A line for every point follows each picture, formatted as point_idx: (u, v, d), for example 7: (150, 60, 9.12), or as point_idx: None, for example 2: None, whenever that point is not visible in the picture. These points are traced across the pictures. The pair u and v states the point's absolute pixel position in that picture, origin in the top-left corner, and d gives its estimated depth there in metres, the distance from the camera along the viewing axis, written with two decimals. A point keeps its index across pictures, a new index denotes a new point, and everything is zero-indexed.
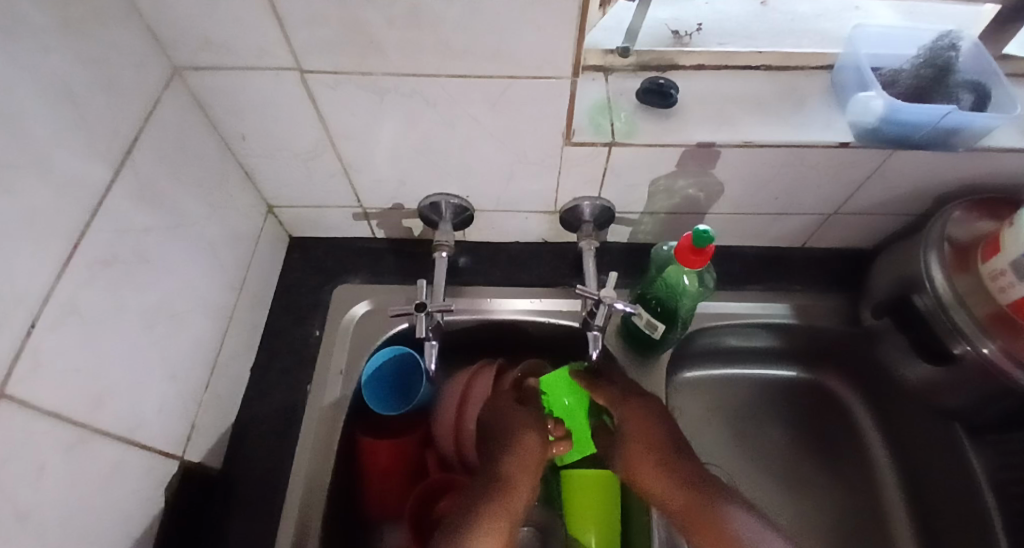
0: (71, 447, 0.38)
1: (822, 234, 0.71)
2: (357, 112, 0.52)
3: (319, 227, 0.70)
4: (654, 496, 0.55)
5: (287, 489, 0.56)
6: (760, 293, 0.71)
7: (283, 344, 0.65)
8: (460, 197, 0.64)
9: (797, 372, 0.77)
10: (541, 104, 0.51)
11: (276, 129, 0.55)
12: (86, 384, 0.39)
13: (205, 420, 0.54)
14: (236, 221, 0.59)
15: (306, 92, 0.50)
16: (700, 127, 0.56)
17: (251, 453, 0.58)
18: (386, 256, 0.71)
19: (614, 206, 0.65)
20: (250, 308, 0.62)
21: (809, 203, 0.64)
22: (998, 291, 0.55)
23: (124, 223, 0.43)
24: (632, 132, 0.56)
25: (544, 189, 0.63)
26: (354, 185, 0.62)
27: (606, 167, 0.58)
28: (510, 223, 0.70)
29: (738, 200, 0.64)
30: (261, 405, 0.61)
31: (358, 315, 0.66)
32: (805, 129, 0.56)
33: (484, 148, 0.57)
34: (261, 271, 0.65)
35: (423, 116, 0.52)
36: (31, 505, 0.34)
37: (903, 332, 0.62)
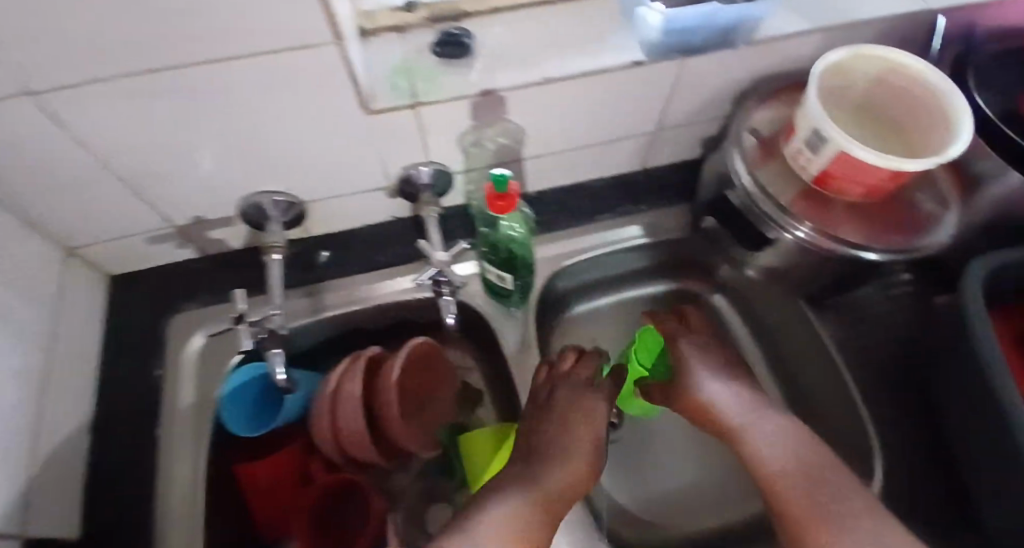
0: None
1: (655, 153, 0.73)
2: (120, 126, 0.47)
3: (139, 257, 0.64)
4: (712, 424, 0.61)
5: (162, 532, 0.53)
6: (608, 222, 0.73)
7: (127, 389, 0.60)
8: (283, 192, 0.61)
9: (666, 284, 0.79)
10: (315, 81, 0.47)
11: (35, 164, 0.49)
12: None
13: (41, 494, 0.50)
14: (27, 275, 0.53)
15: (46, 118, 0.44)
16: (499, 70, 0.55)
17: (114, 511, 0.54)
18: (224, 270, 0.66)
19: (448, 167, 0.64)
20: (74, 363, 0.57)
21: (631, 126, 0.66)
22: (801, 170, 0.59)
23: None
24: (433, 87, 0.54)
25: (366, 165, 0.60)
26: (156, 204, 0.57)
27: (419, 129, 0.56)
28: (347, 208, 0.67)
29: (563, 136, 0.64)
30: (114, 458, 0.57)
31: (197, 346, 0.62)
32: (599, 54, 0.56)
33: (282, 138, 0.53)
34: (78, 319, 0.59)
35: (195, 118, 0.48)
36: None
37: (730, 228, 0.67)
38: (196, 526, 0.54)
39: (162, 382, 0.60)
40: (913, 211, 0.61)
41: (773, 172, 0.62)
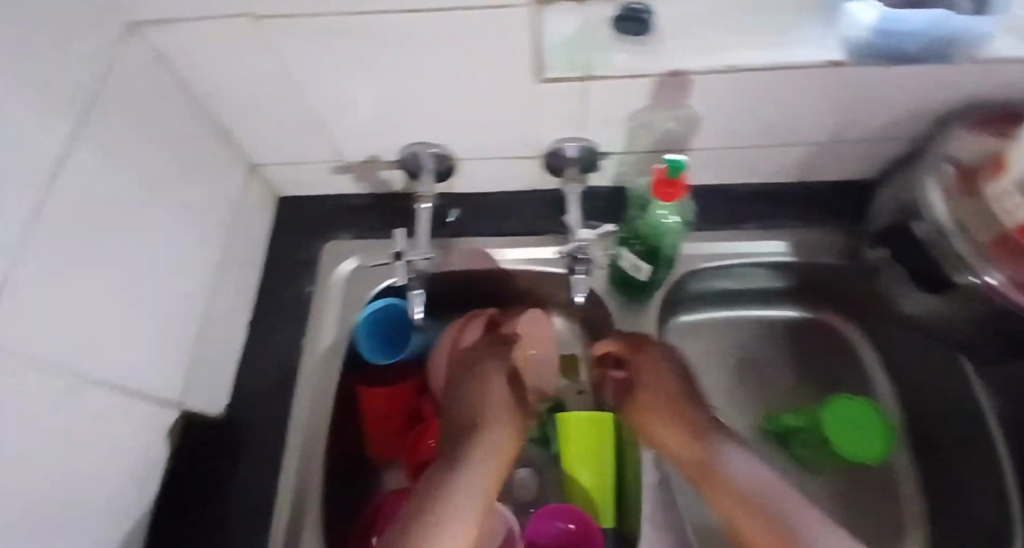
0: (66, 391, 0.40)
1: (821, 167, 0.67)
2: (324, 59, 0.51)
3: (304, 184, 0.70)
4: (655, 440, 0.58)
5: (290, 431, 0.58)
6: (755, 232, 0.68)
7: (278, 300, 0.66)
8: (437, 147, 0.64)
9: (795, 311, 0.76)
10: (504, 37, 0.48)
11: (247, 81, 0.55)
12: (74, 333, 0.40)
13: (201, 373, 0.56)
14: (220, 180, 0.60)
15: (266, 38, 0.49)
16: (682, 50, 0.53)
17: (253, 404, 0.60)
18: (372, 211, 0.71)
19: (597, 146, 0.63)
20: (242, 267, 0.64)
21: (805, 132, 0.61)
22: (1002, 212, 0.50)
23: (102, 180, 0.43)
24: (606, 60, 0.53)
25: (524, 131, 0.61)
26: (331, 137, 0.62)
27: (586, 103, 0.56)
28: (492, 171, 0.68)
29: (728, 132, 0.61)
30: (259, 358, 0.63)
31: (346, 272, 0.67)
32: (792, 50, 0.52)
33: (457, 91, 0.55)
34: (251, 229, 0.66)
35: (386, 58, 0.51)
36: (29, 447, 0.36)
37: (900, 260, 0.61)
38: (318, 434, 0.58)
39: (310, 300, 0.66)
40: None
41: (971, 211, 0.54)
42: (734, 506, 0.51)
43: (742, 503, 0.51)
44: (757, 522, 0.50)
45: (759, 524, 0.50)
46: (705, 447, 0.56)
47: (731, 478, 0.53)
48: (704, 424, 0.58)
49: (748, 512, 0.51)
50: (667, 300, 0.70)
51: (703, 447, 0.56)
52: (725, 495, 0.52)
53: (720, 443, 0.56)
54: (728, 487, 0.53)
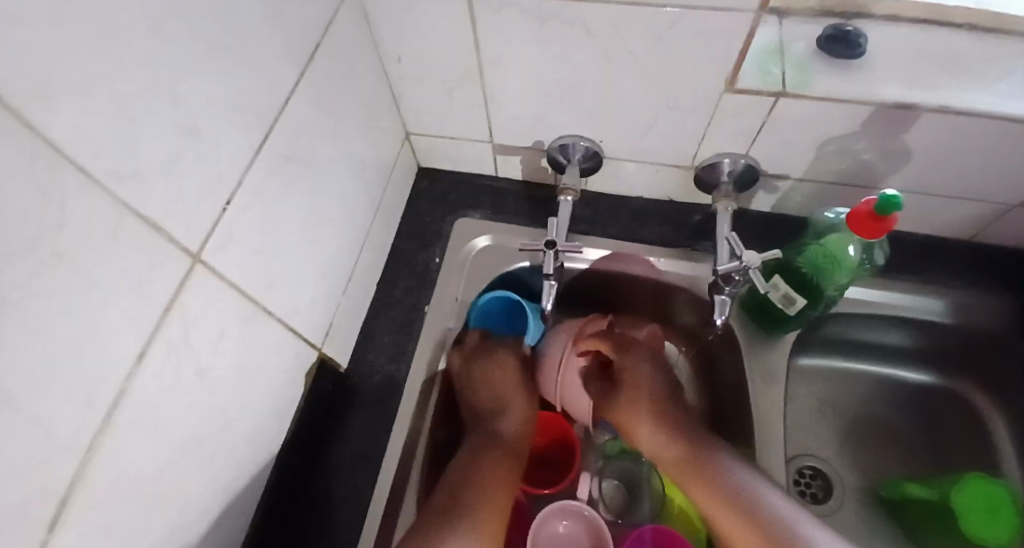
0: (246, 320, 0.42)
1: (999, 228, 0.62)
2: (515, 40, 0.52)
3: (449, 158, 0.71)
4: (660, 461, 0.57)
5: (405, 396, 0.60)
6: (910, 285, 0.63)
7: (407, 266, 0.68)
8: (590, 140, 0.63)
9: (928, 377, 0.70)
10: (712, 42, 0.47)
11: (433, 52, 0.55)
12: (260, 266, 0.42)
13: (341, 322, 0.58)
14: (382, 143, 0.62)
15: (470, 13, 0.50)
16: (892, 81, 0.50)
17: (373, 361, 0.62)
18: (508, 196, 0.72)
19: (759, 165, 0.60)
20: (383, 229, 0.66)
21: (998, 189, 0.56)
22: None
23: (304, 124, 0.45)
24: (811, 80, 0.50)
25: (688, 141, 0.59)
26: (493, 118, 0.63)
27: (765, 121, 0.54)
28: (639, 176, 0.67)
29: (912, 175, 0.57)
30: (384, 319, 0.65)
31: (478, 248, 0.68)
32: (1014, 100, 0.49)
33: (636, 90, 0.54)
34: (394, 194, 0.68)
35: (580, 47, 0.51)
36: (208, 363, 0.38)
37: None
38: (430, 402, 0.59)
39: (439, 271, 0.67)
40: None
41: None
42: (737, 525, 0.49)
43: (738, 506, 0.49)
44: (747, 533, 0.48)
45: (749, 533, 0.48)
46: (710, 463, 0.53)
47: (739, 485, 0.51)
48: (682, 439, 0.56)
49: (736, 524, 0.49)
50: (798, 338, 0.67)
51: (700, 460, 0.54)
52: (717, 498, 0.51)
53: (718, 453, 0.54)
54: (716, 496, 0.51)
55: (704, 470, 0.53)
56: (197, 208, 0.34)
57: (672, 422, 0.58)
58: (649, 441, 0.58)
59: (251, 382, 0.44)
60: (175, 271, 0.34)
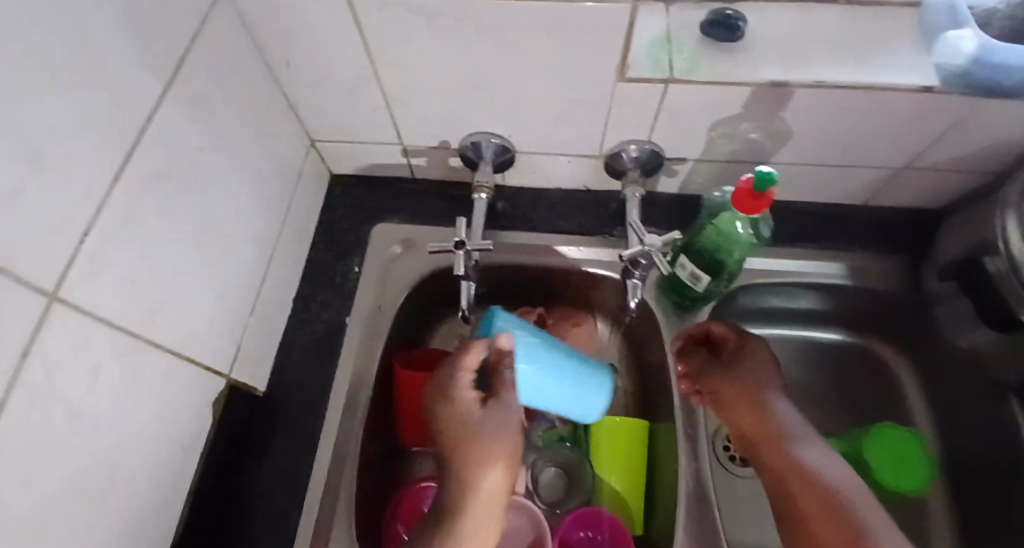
0: (124, 354, 0.39)
1: (888, 192, 0.66)
2: (404, 40, 0.50)
3: (361, 163, 0.70)
4: (751, 434, 0.53)
5: (327, 412, 0.58)
6: (812, 252, 0.67)
7: (325, 278, 0.66)
8: (500, 136, 0.62)
9: (843, 336, 0.74)
10: (595, 33, 0.48)
11: (322, 56, 0.54)
12: (137, 296, 0.40)
13: (251, 344, 0.56)
14: (282, 153, 0.59)
15: (351, 14, 0.48)
16: (770, 62, 0.52)
17: (294, 379, 0.60)
18: (426, 197, 0.71)
19: (663, 150, 0.62)
20: (294, 242, 0.63)
21: (880, 156, 0.60)
22: None
23: (175, 142, 0.43)
24: (694, 67, 0.52)
25: (592, 130, 0.60)
26: (397, 120, 0.61)
27: (661, 108, 0.55)
28: (553, 167, 0.67)
29: (802, 149, 0.59)
30: (302, 334, 0.63)
31: (397, 254, 0.67)
32: (882, 72, 0.51)
33: (532, 84, 0.54)
34: (304, 205, 0.65)
35: (468, 44, 0.50)
36: (84, 405, 0.36)
37: (968, 295, 0.58)
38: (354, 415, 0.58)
39: (358, 279, 0.65)
40: None
41: None
42: (797, 493, 0.47)
43: (812, 484, 0.47)
44: (822, 509, 0.46)
45: (820, 509, 0.46)
46: (785, 441, 0.51)
47: (808, 462, 0.49)
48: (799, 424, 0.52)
49: (807, 499, 0.47)
50: (715, 312, 0.68)
51: (780, 436, 0.51)
52: (798, 471, 0.48)
53: (801, 433, 0.51)
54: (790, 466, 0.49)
55: (797, 448, 0.50)
56: (50, 243, 0.32)
57: (754, 391, 0.54)
58: (728, 406, 0.55)
59: (143, 419, 0.42)
60: (31, 313, 0.31)
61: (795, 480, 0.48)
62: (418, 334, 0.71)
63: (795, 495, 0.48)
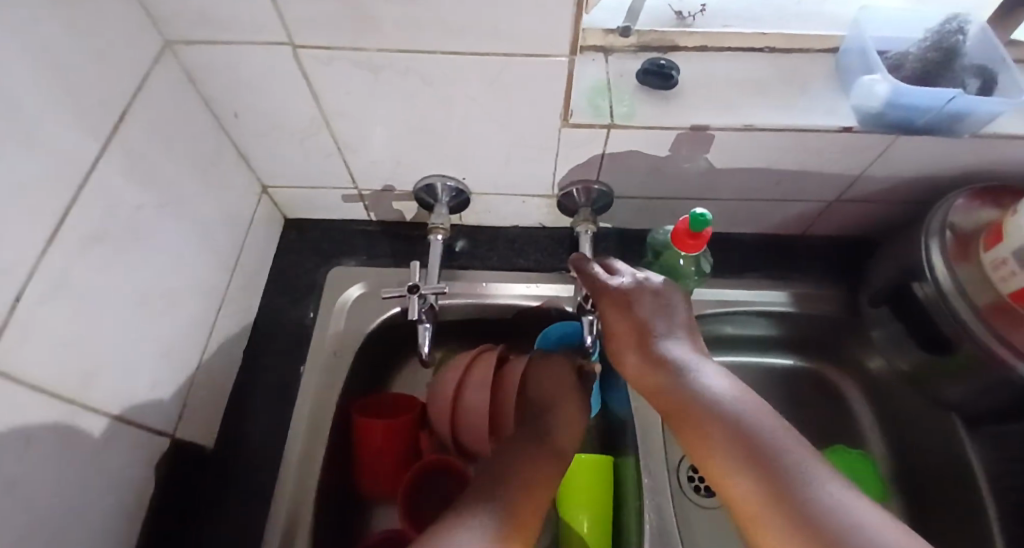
0: (61, 421, 0.38)
1: (823, 223, 0.70)
2: (351, 91, 0.52)
3: (315, 208, 0.70)
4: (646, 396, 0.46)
5: (281, 466, 0.56)
6: (758, 281, 0.70)
7: (278, 326, 0.65)
8: (455, 178, 0.63)
9: (794, 360, 0.76)
10: (537, 83, 0.50)
11: (271, 107, 0.54)
12: (74, 359, 0.39)
13: (198, 399, 0.55)
14: (232, 201, 0.59)
15: (300, 68, 0.49)
16: (702, 108, 0.55)
17: (246, 432, 0.58)
18: (382, 239, 0.71)
19: (613, 190, 0.64)
20: (245, 290, 0.62)
21: (812, 190, 0.63)
22: (998, 280, 0.54)
23: (114, 198, 0.42)
24: (631, 113, 0.55)
25: (541, 172, 0.62)
26: (350, 166, 0.62)
27: (605, 151, 0.57)
28: (506, 207, 0.69)
29: (740, 185, 0.63)
30: (255, 385, 0.61)
31: (352, 298, 0.66)
32: (804, 114, 0.55)
33: (479, 130, 0.56)
34: (256, 252, 0.65)
35: (415, 95, 0.52)
36: (16, 478, 0.34)
37: (903, 320, 0.62)
38: (309, 467, 0.57)
39: (313, 325, 0.65)
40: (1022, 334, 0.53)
41: (972, 275, 0.56)
42: (741, 493, 0.37)
43: (740, 465, 0.37)
44: (728, 458, 0.38)
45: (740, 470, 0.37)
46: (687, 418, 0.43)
47: (730, 423, 0.39)
48: (681, 335, 0.48)
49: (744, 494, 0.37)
50: None
51: (706, 418, 0.40)
52: (723, 455, 0.39)
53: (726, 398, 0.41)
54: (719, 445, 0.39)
55: (696, 384, 0.43)
56: None
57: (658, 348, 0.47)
58: (628, 367, 0.48)
59: (79, 487, 0.40)
60: None
61: (713, 465, 0.39)
62: (377, 377, 0.70)
63: (733, 498, 0.38)
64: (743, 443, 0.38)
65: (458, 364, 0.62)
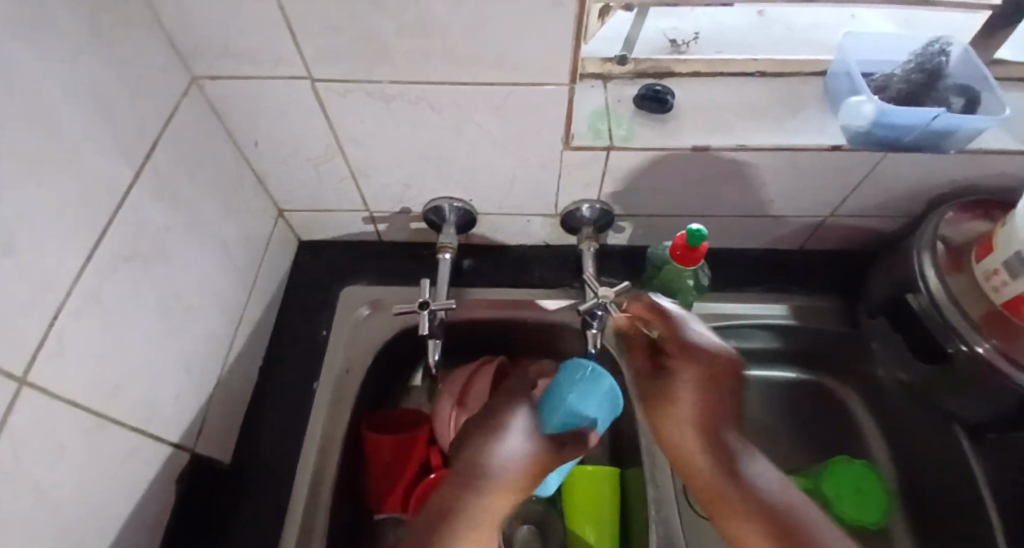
0: (91, 434, 0.40)
1: (820, 238, 0.72)
2: (365, 118, 0.55)
3: (327, 230, 0.73)
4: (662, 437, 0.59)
5: (295, 482, 0.58)
6: (758, 296, 0.71)
7: (293, 343, 0.67)
8: (462, 200, 0.66)
9: (796, 373, 0.77)
10: (540, 111, 0.53)
11: (289, 136, 0.58)
12: (105, 373, 0.41)
13: (217, 414, 0.57)
14: (250, 224, 0.62)
15: (317, 98, 0.52)
16: (696, 131, 0.58)
17: (259, 447, 0.60)
18: (393, 260, 0.74)
19: (614, 209, 0.67)
20: (261, 308, 0.65)
21: (806, 206, 0.66)
22: (993, 290, 0.56)
23: (143, 222, 0.45)
24: (631, 136, 0.57)
25: (545, 193, 0.65)
26: (362, 189, 0.65)
27: (606, 172, 0.60)
28: (512, 227, 0.72)
29: (738, 203, 0.65)
30: (269, 401, 0.63)
31: (364, 315, 0.69)
32: (798, 134, 0.58)
33: (486, 154, 0.59)
34: (272, 272, 0.68)
35: (424, 122, 0.55)
36: (49, 486, 0.36)
37: (898, 331, 0.64)
38: (324, 481, 0.58)
39: (326, 343, 0.67)
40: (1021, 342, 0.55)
41: (962, 287, 0.58)
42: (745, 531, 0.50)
43: (749, 523, 0.50)
44: (760, 544, 0.49)
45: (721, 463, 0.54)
46: (729, 453, 0.54)
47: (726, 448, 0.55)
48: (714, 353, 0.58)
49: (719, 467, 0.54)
50: None
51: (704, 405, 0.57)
52: (737, 515, 0.51)
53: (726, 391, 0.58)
54: (712, 472, 0.54)
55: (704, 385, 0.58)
56: (20, 327, 0.34)
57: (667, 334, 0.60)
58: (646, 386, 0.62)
59: (108, 496, 0.42)
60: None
61: (721, 510, 0.52)
62: (387, 394, 0.71)
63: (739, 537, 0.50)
64: (774, 532, 0.48)
65: (463, 370, 0.65)
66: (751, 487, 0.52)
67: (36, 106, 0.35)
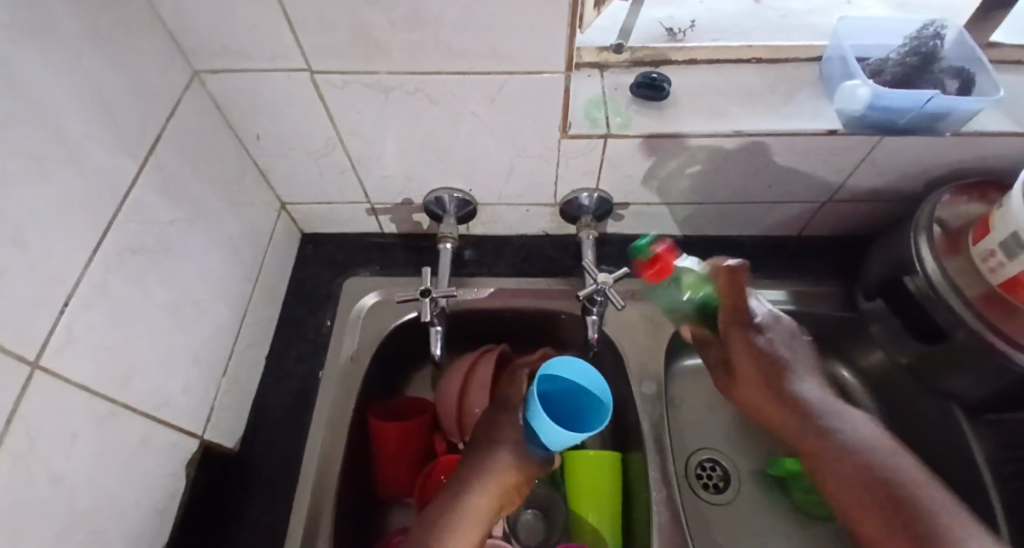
0: (102, 420, 0.41)
1: (818, 223, 0.73)
2: (364, 111, 0.55)
3: (330, 223, 0.74)
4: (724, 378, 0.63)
5: (302, 469, 0.59)
6: (757, 281, 0.72)
7: (297, 334, 0.68)
8: (462, 190, 0.67)
9: None
10: (536, 100, 0.54)
11: (290, 128, 0.58)
12: (114, 361, 0.42)
13: (225, 403, 0.58)
14: (254, 217, 0.63)
15: (316, 91, 0.53)
16: (692, 118, 0.59)
17: (267, 435, 0.61)
18: (395, 251, 0.75)
19: (612, 197, 0.67)
20: (265, 300, 0.66)
21: (803, 192, 0.66)
22: (988, 272, 0.56)
23: (149, 214, 0.46)
24: (628, 124, 0.58)
25: (544, 182, 0.65)
26: (363, 181, 0.66)
27: (603, 160, 0.61)
28: (512, 217, 0.72)
29: (735, 189, 0.66)
30: (275, 391, 0.64)
31: (367, 305, 0.70)
32: (793, 119, 0.59)
33: (484, 144, 0.59)
34: (276, 264, 0.69)
35: (423, 112, 0.55)
36: (63, 470, 0.38)
37: (896, 314, 0.64)
38: (331, 469, 0.59)
39: (330, 333, 0.68)
40: (1016, 322, 0.55)
41: (958, 267, 0.59)
42: (843, 479, 0.53)
43: (839, 467, 0.53)
44: (859, 494, 0.51)
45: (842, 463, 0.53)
46: (795, 401, 0.58)
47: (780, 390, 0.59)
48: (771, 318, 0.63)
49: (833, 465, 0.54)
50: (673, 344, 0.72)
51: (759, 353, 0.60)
52: (827, 462, 0.54)
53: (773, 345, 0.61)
54: (801, 423, 0.57)
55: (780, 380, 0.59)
56: (31, 315, 0.35)
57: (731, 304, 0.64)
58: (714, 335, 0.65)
59: (120, 481, 0.43)
60: (13, 382, 0.34)
61: (807, 450, 0.56)
62: (392, 383, 0.72)
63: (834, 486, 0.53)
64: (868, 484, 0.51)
65: (465, 359, 0.65)
66: (828, 435, 0.55)
67: (42, 102, 0.36)
